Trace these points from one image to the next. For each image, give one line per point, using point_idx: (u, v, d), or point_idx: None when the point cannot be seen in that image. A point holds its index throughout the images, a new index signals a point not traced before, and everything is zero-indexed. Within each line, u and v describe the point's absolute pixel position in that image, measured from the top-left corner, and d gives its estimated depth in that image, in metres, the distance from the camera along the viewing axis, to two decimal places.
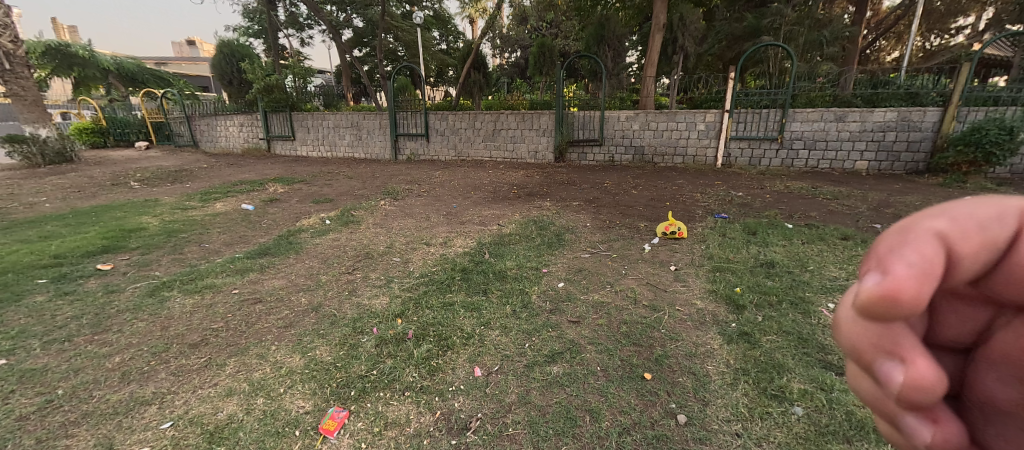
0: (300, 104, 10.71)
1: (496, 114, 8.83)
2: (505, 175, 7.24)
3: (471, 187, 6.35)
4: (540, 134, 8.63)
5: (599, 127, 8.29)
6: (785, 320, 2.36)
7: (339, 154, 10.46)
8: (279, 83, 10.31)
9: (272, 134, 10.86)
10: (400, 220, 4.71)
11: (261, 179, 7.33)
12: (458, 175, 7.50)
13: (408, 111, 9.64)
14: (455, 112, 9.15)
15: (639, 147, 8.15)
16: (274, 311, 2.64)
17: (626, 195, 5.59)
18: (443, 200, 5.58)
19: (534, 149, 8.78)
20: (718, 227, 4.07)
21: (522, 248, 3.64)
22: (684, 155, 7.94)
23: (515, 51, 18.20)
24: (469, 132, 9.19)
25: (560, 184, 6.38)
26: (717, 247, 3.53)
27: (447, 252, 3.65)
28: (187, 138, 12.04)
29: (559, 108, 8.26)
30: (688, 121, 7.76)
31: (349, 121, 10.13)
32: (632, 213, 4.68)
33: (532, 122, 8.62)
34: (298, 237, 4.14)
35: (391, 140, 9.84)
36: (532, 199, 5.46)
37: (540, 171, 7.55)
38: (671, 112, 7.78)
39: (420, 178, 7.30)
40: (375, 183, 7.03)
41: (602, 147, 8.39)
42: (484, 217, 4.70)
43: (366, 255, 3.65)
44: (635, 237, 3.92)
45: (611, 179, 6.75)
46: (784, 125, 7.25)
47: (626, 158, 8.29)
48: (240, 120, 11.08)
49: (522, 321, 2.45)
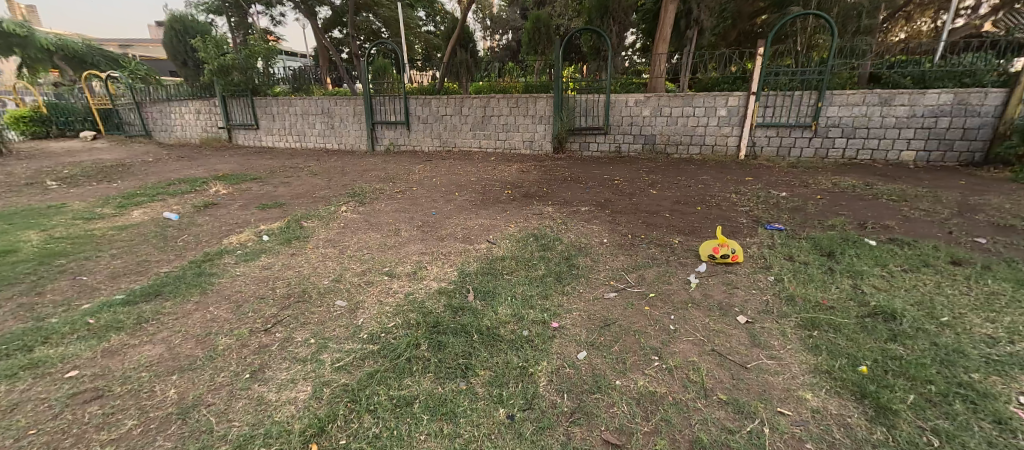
0: (264, 88, 9.47)
1: (486, 99, 7.72)
2: (497, 170, 6.18)
3: (456, 186, 5.30)
4: (536, 121, 7.55)
5: (605, 113, 7.21)
6: (980, 445, 1.36)
7: (309, 145, 9.28)
8: (235, 62, 8.98)
9: (233, 122, 9.65)
10: (361, 235, 3.65)
11: (206, 176, 6.18)
12: (441, 170, 6.41)
13: (386, 95, 8.46)
14: (439, 97, 8.02)
15: (650, 136, 7.10)
16: (111, 421, 1.59)
17: (644, 197, 4.57)
18: (420, 205, 4.51)
19: (529, 139, 7.70)
20: (779, 245, 3.07)
21: (521, 283, 2.61)
22: (702, 145, 6.91)
23: (507, 33, 16.94)
24: (455, 120, 8.07)
25: (562, 182, 5.34)
26: (793, 280, 2.53)
27: (415, 288, 2.61)
28: (138, 127, 10.71)
29: (557, 91, 7.15)
30: (707, 106, 6.71)
31: (319, 107, 8.93)
32: (658, 223, 3.66)
33: (526, 107, 7.53)
34: (216, 262, 3.06)
35: (367, 128, 8.69)
36: (530, 203, 4.42)
37: (537, 165, 6.50)
38: (688, 95, 6.72)
39: (396, 174, 6.21)
40: (342, 180, 5.93)
41: (607, 136, 7.32)
42: (470, 230, 3.65)
43: (302, 293, 2.59)
44: (671, 261, 2.91)
45: (622, 175, 5.72)
46: (820, 109, 6.24)
47: (634, 149, 7.24)
48: (197, 105, 9.86)
49: (525, 444, 1.43)
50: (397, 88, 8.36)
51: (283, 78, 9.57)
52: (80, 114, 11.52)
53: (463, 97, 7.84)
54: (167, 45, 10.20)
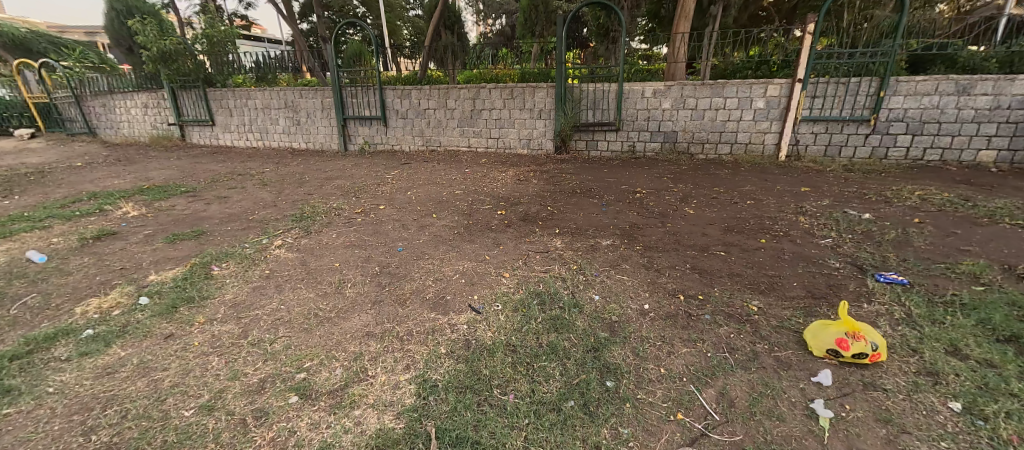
0: (218, 78, 8.18)
1: (476, 89, 6.53)
2: (487, 177, 5.03)
3: (435, 202, 4.18)
4: (534, 116, 6.39)
5: (616, 105, 6.04)
6: None
7: (272, 144, 8.06)
8: (184, 48, 7.84)
9: (186, 118, 8.41)
10: (286, 292, 2.52)
11: (128, 190, 5.00)
12: (419, 177, 5.27)
13: (358, 86, 7.23)
14: (420, 87, 6.82)
15: (670, 133, 5.94)
16: None
17: (682, 222, 3.45)
18: (384, 236, 3.37)
19: (526, 137, 6.55)
20: (924, 323, 1.95)
21: (521, 421, 1.49)
22: (733, 144, 5.76)
23: (499, 18, 15.52)
24: (440, 114, 6.88)
25: (569, 196, 4.21)
26: (1005, 416, 1.41)
27: (334, 431, 1.49)
28: (80, 123, 9.44)
29: (560, 80, 5.97)
30: (741, 96, 5.56)
31: (282, 99, 7.69)
32: (716, 271, 2.54)
33: (523, 99, 6.36)
34: (34, 359, 1.93)
35: (338, 125, 7.48)
36: (530, 233, 3.28)
37: (536, 171, 5.37)
38: (717, 84, 5.57)
39: (362, 183, 5.07)
40: (294, 193, 4.78)
41: (618, 133, 6.16)
42: (445, 285, 2.52)
43: (132, 443, 1.46)
44: (763, 357, 1.79)
45: (643, 184, 4.59)
46: (881, 100, 5.11)
47: (651, 149, 6.09)
48: (144, 99, 8.62)
49: None
50: (371, 77, 7.13)
51: (252, 68, 8.15)
52: (16, 108, 10.09)
53: (448, 87, 6.66)
54: (108, 30, 8.88)
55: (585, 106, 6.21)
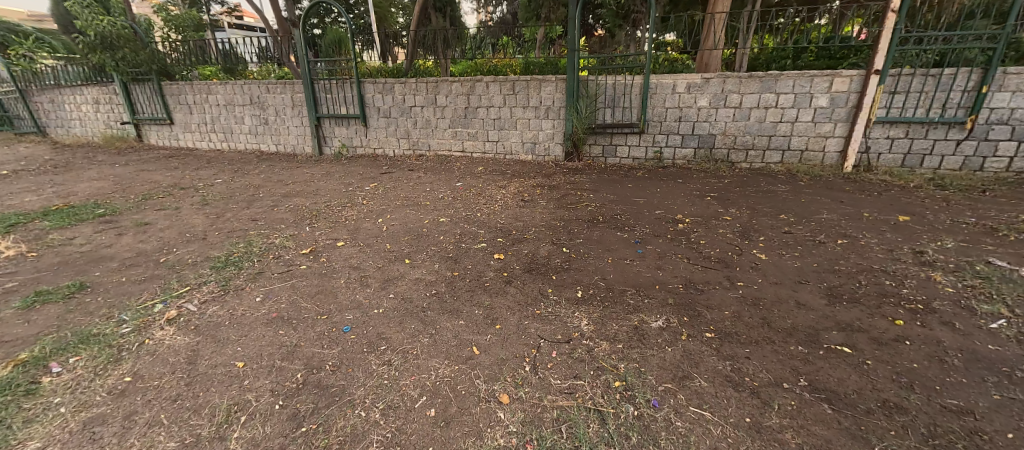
0: (174, 69, 7.11)
1: (471, 83, 5.46)
2: (481, 196, 4.00)
3: (411, 235, 3.17)
4: (540, 116, 5.34)
5: (641, 103, 4.94)
6: None
7: (238, 146, 7.04)
8: (134, 36, 6.81)
9: (141, 116, 7.43)
10: (132, 431, 1.51)
11: (29, 212, 3.97)
12: (398, 193, 4.26)
13: (333, 79, 6.15)
14: (404, 81, 5.75)
15: (706, 137, 4.87)
16: None
17: (756, 276, 2.41)
18: (327, 299, 2.35)
19: (530, 140, 5.50)
20: None
21: None
22: (785, 150, 4.69)
23: (500, 5, 14.18)
24: (428, 112, 5.82)
25: (589, 228, 3.17)
26: None
27: None
28: (28, 121, 8.44)
29: (572, 71, 4.90)
30: (798, 91, 4.47)
31: (246, 95, 6.65)
32: (856, 396, 1.50)
33: (527, 96, 5.30)
34: None
35: (311, 125, 6.42)
36: (538, 299, 2.25)
37: (540, 185, 4.35)
38: (769, 76, 4.47)
39: (325, 202, 4.05)
40: (236, 217, 3.76)
41: (643, 137, 5.09)
42: (398, 420, 1.50)
43: None
44: None
45: (683, 208, 3.55)
46: (983, 97, 4.01)
47: (681, 156, 5.02)
48: (95, 94, 7.62)
49: None
50: (347, 68, 6.05)
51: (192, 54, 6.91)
52: None
53: (438, 81, 5.58)
54: (54, 14, 7.81)
55: (602, 103, 5.10)
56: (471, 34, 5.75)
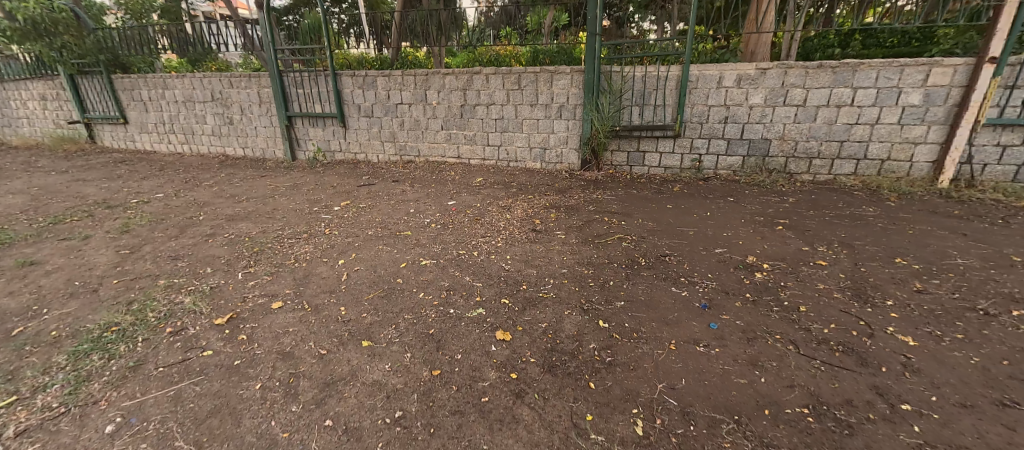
0: (125, 60, 6.16)
1: (467, 75, 4.51)
2: (479, 223, 3.07)
3: (379, 290, 2.24)
4: (551, 116, 4.41)
5: (677, 99, 3.99)
6: None
7: (200, 149, 6.12)
8: (77, 22, 5.87)
9: (92, 114, 6.52)
10: None
11: None
12: (373, 216, 3.33)
13: (304, 70, 5.19)
14: (388, 73, 4.80)
15: (759, 142, 3.92)
16: None
17: (921, 389, 1.47)
18: (220, 428, 1.42)
19: (539, 145, 4.57)
20: None
21: None
22: (860, 160, 3.74)
23: None
24: (417, 110, 4.88)
25: (630, 281, 2.23)
26: None
27: None
28: None
29: (592, 61, 3.96)
30: (882, 84, 3.50)
31: (207, 90, 5.72)
32: None
33: (535, 91, 4.35)
34: None
35: (281, 125, 5.48)
36: (570, 438, 1.32)
37: (553, 205, 3.41)
38: (845, 66, 3.51)
39: (276, 230, 3.13)
40: (153, 253, 2.84)
41: (678, 141, 4.14)
42: None
43: None
44: None
45: (751, 245, 2.62)
46: None
47: (726, 166, 4.08)
48: (41, 89, 6.69)
49: None
50: (321, 59, 5.09)
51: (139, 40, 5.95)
52: None
53: (428, 73, 4.64)
54: None
55: (629, 100, 4.13)
56: (470, 24, 4.72)
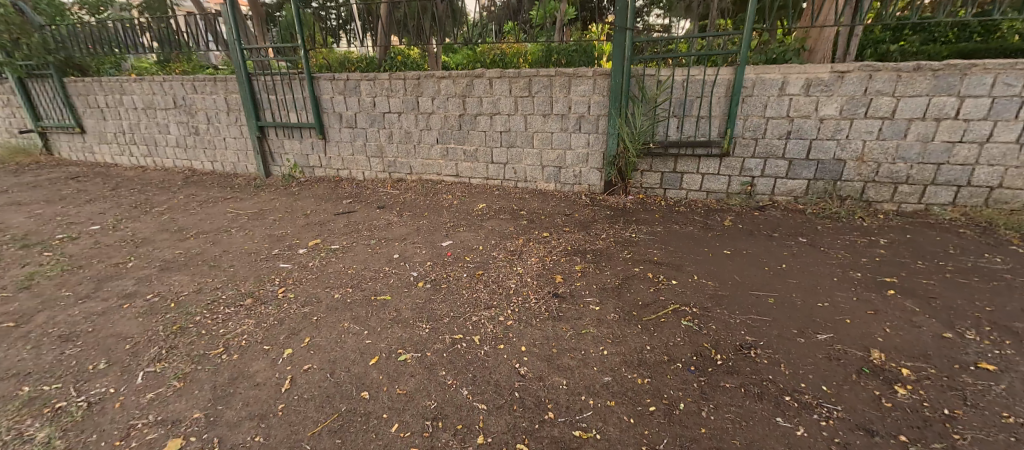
0: (79, 60, 5.44)
1: (467, 79, 3.74)
2: (480, 281, 2.31)
3: (331, 415, 1.48)
4: (568, 129, 3.65)
5: (728, 111, 3.21)
6: None
7: (165, 162, 5.39)
8: (21, 18, 5.13)
9: (46, 122, 5.80)
10: None
11: None
12: (344, 266, 2.58)
13: (275, 73, 4.42)
14: (373, 77, 4.04)
15: (830, 163, 3.15)
16: None
17: None
18: None
19: (553, 163, 3.81)
20: None
21: None
22: (961, 187, 2.97)
23: None
24: (407, 121, 4.12)
25: (710, 403, 1.47)
26: None
27: None
28: None
29: (620, 62, 3.21)
30: (1000, 92, 2.71)
31: (168, 95, 4.98)
32: None
33: (549, 99, 3.59)
34: None
35: (251, 137, 4.73)
36: None
37: (576, 250, 2.65)
38: (951, 68, 2.73)
39: (214, 288, 2.38)
40: (39, 330, 2.09)
41: (727, 161, 3.36)
42: None
43: None
44: None
45: (866, 327, 1.85)
46: None
47: (786, 191, 3.31)
48: None
49: None
50: (294, 60, 4.32)
51: (89, 37, 5.24)
52: None
53: (419, 77, 3.88)
54: None
55: (666, 110, 3.35)
56: (470, 20, 3.93)
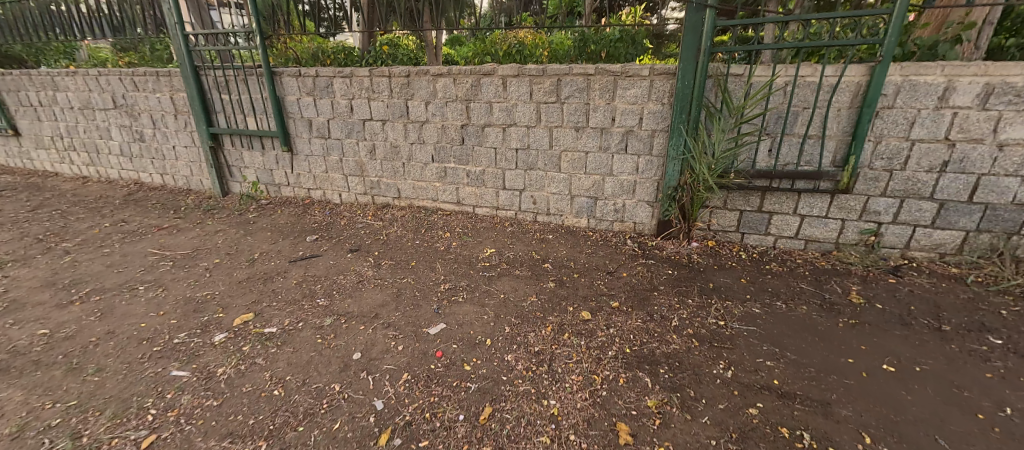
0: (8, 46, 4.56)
1: (472, 78, 2.76)
2: (488, 434, 1.33)
3: None
4: (609, 148, 2.66)
5: (852, 129, 2.19)
6: None
7: (109, 173, 4.48)
8: None
9: None
10: None
11: None
12: (269, 378, 1.62)
13: (227, 66, 3.46)
14: (349, 74, 3.06)
15: (1004, 209, 2.14)
16: None
17: None
18: None
19: (586, 192, 2.83)
20: None
21: None
22: None
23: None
24: (394, 132, 3.15)
25: None
26: None
27: None
28: None
29: (694, 54, 2.23)
30: None
31: (106, 92, 4.04)
32: None
33: (585, 107, 2.59)
34: None
35: (203, 146, 3.79)
36: None
37: (640, 357, 1.66)
38: None
39: (45, 427, 1.42)
40: None
41: (841, 200, 2.35)
42: None
43: None
44: None
45: None
46: None
47: (925, 245, 2.32)
48: None
49: None
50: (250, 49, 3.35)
51: (13, 14, 4.39)
52: None
53: (409, 73, 2.90)
54: None
55: (756, 126, 2.34)
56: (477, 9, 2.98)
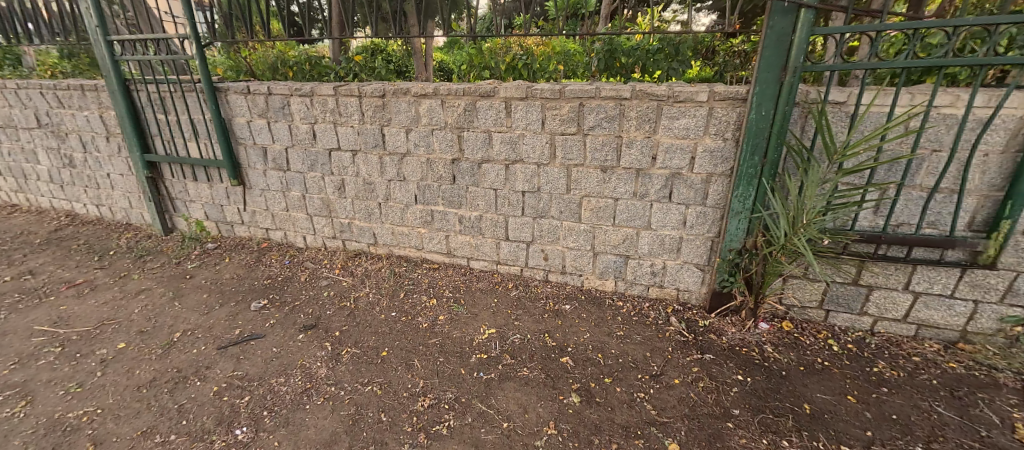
0: None
1: (465, 100, 2.09)
2: None
3: None
4: (648, 195, 1.99)
5: (1005, 182, 1.53)
6: None
7: (41, 201, 3.80)
8: None
9: None
10: None
11: None
12: None
13: (163, 79, 2.78)
14: (308, 92, 2.39)
15: None
16: None
17: None
18: None
19: (614, 249, 2.17)
20: None
21: None
22: None
23: None
24: (367, 165, 2.49)
25: None
26: None
27: None
28: None
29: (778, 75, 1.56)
30: None
31: (29, 109, 3.37)
32: None
33: (617, 142, 1.92)
34: None
35: (140, 175, 3.11)
36: None
37: None
38: None
39: None
40: None
41: (977, 277, 1.69)
42: None
43: None
44: None
45: None
46: None
47: None
48: None
49: None
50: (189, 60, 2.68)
51: None
52: None
53: (384, 93, 2.23)
54: None
55: (860, 173, 1.67)
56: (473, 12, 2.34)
